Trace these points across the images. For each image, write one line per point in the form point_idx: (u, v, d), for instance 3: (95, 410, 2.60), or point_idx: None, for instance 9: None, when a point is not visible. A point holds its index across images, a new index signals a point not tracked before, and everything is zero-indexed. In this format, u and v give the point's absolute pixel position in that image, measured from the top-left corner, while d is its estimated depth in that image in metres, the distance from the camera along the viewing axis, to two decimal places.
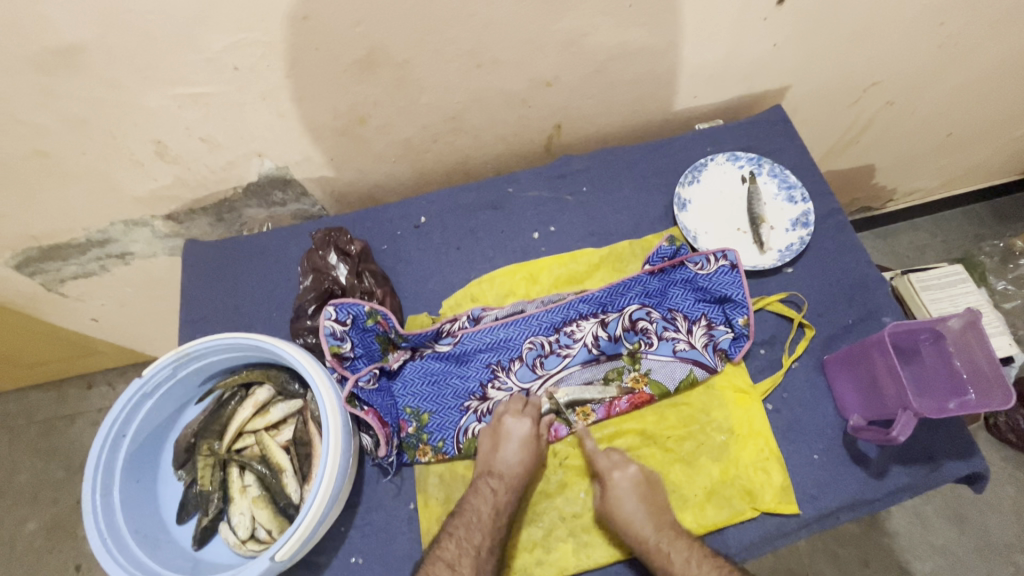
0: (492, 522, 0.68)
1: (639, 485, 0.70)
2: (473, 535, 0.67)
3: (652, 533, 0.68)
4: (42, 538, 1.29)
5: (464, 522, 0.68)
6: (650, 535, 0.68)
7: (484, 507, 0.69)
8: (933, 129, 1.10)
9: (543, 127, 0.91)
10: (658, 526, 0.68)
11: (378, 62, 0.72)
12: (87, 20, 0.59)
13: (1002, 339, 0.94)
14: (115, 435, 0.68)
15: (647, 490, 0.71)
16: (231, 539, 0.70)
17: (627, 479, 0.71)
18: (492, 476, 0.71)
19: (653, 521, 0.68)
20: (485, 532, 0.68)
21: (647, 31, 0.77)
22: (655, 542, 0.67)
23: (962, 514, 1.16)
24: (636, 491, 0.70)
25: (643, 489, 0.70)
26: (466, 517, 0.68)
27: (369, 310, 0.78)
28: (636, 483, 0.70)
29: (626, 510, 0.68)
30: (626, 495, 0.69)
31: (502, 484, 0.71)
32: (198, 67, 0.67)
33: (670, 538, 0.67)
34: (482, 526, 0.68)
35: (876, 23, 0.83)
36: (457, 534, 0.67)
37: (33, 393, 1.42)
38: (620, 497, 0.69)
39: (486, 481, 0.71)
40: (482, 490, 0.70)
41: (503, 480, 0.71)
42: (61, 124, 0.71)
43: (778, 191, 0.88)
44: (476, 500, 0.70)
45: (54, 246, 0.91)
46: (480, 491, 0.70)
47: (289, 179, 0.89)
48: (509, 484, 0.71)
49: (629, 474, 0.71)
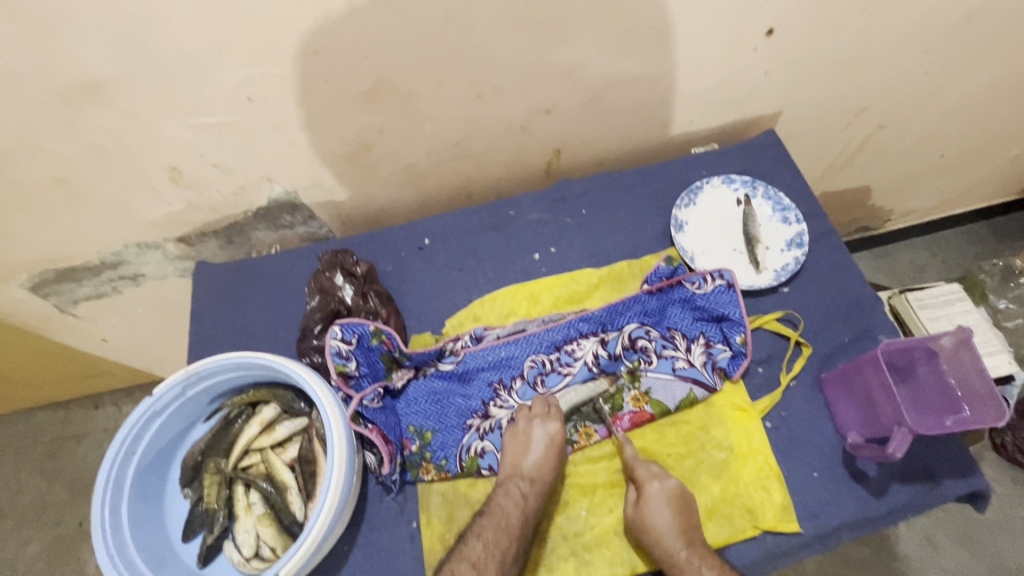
0: (520, 526, 0.69)
1: (674, 498, 0.70)
2: (501, 538, 0.67)
3: (683, 548, 0.68)
4: (45, 559, 1.29)
5: (493, 524, 0.68)
6: (682, 549, 0.68)
7: (514, 510, 0.70)
8: (926, 151, 1.13)
9: (543, 152, 0.94)
10: (690, 542, 0.68)
11: (384, 93, 0.75)
12: (112, 56, 0.63)
13: (1003, 357, 0.94)
14: (125, 452, 0.70)
15: (681, 504, 0.70)
16: (236, 557, 0.71)
17: (663, 491, 0.70)
18: (524, 480, 0.72)
19: (683, 536, 0.68)
20: (513, 534, 0.68)
21: (642, 61, 0.80)
22: (686, 558, 0.67)
23: (972, 536, 1.15)
24: (672, 505, 0.70)
25: (677, 503, 0.70)
26: (495, 518, 0.69)
27: (374, 330, 0.80)
28: (671, 496, 0.70)
29: (661, 522, 0.68)
30: (661, 509, 0.69)
31: (533, 488, 0.72)
32: (213, 98, 0.71)
33: (702, 554, 0.68)
34: (511, 531, 0.68)
35: (863, 52, 0.87)
36: (485, 535, 0.67)
37: (40, 414, 1.43)
38: (653, 508, 0.69)
39: (517, 483, 0.72)
40: (512, 492, 0.71)
41: (534, 490, 0.72)
42: (81, 153, 0.74)
43: (773, 213, 0.90)
44: (506, 501, 0.70)
45: (69, 268, 0.94)
46: (510, 492, 0.71)
47: (297, 203, 0.92)
48: (539, 495, 0.72)
49: (666, 486, 0.70)
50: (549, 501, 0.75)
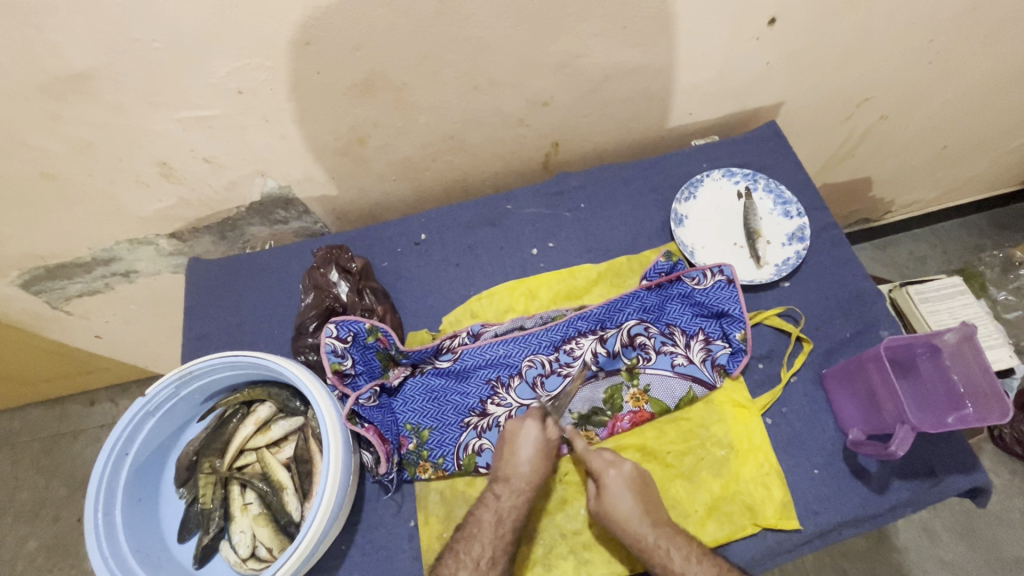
0: (495, 533, 0.69)
1: (634, 482, 0.70)
2: (472, 547, 0.67)
3: (649, 530, 0.68)
4: (43, 556, 1.29)
5: (467, 535, 0.69)
6: (648, 532, 0.68)
7: (488, 517, 0.70)
8: (928, 142, 1.11)
9: (541, 145, 0.93)
10: (656, 522, 0.69)
11: (378, 85, 0.74)
12: (97, 48, 0.61)
13: (1003, 350, 0.93)
14: (118, 454, 0.69)
15: (641, 486, 0.71)
16: (233, 557, 0.70)
17: (621, 476, 0.70)
18: (498, 481, 0.72)
19: (650, 519, 0.68)
20: (487, 543, 0.68)
21: (641, 51, 0.79)
22: (653, 540, 0.67)
23: (970, 528, 1.15)
24: (632, 488, 0.70)
25: (637, 487, 0.70)
26: (469, 530, 0.69)
27: (370, 327, 0.78)
28: (629, 481, 0.70)
29: (623, 506, 0.69)
30: (620, 492, 0.69)
31: (508, 489, 0.71)
32: (202, 92, 0.69)
33: (669, 534, 0.68)
34: (484, 539, 0.68)
35: (866, 42, 0.85)
36: (457, 547, 0.68)
37: (37, 409, 1.42)
38: (613, 494, 0.69)
39: (494, 489, 0.72)
40: (488, 500, 0.71)
41: (510, 490, 0.71)
42: (69, 148, 0.72)
43: (774, 207, 0.89)
44: (481, 510, 0.70)
45: (59, 265, 0.92)
46: (486, 499, 0.71)
47: (290, 198, 0.90)
48: (516, 493, 0.71)
49: (623, 472, 0.71)
50: (546, 499, 0.75)
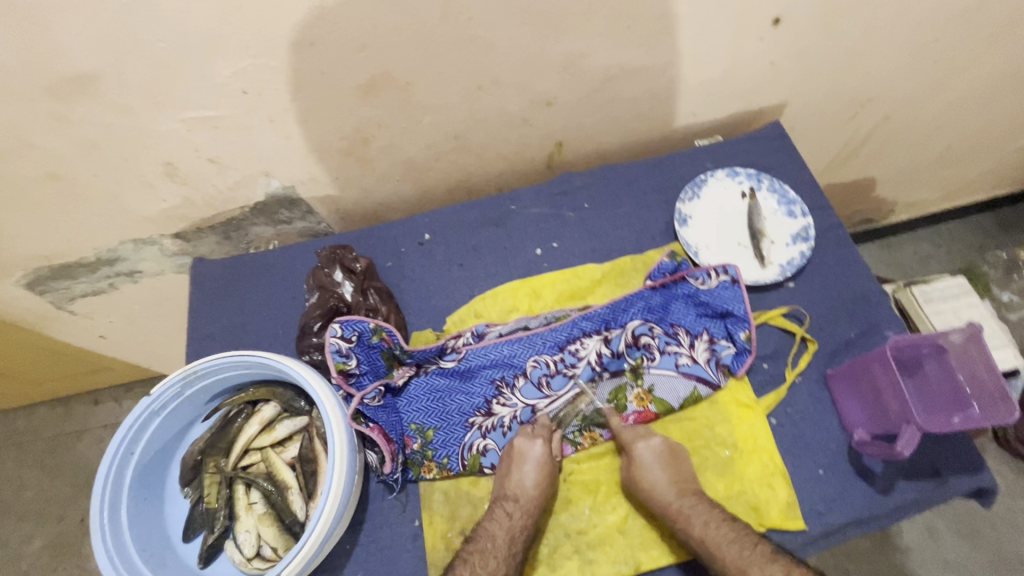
0: (507, 549, 0.68)
1: (662, 454, 0.72)
2: (488, 561, 0.67)
3: (675, 497, 0.69)
4: (47, 555, 1.29)
5: (479, 549, 0.68)
6: (672, 499, 0.69)
7: (500, 532, 0.69)
8: (932, 142, 1.11)
9: (544, 145, 0.93)
10: (681, 492, 0.70)
11: (382, 85, 0.74)
12: (102, 49, 0.61)
13: (1009, 351, 0.93)
14: (123, 453, 0.69)
15: (670, 458, 0.72)
16: (237, 557, 0.70)
17: (650, 449, 0.72)
18: (508, 500, 0.71)
19: (676, 487, 0.70)
20: (500, 559, 0.67)
21: (645, 51, 0.79)
22: (677, 507, 0.69)
23: (974, 529, 1.15)
24: (661, 460, 0.71)
25: (667, 459, 0.72)
26: (481, 543, 0.68)
27: (375, 327, 0.79)
28: (658, 453, 0.72)
29: (651, 476, 0.70)
30: (650, 464, 0.71)
31: (519, 508, 0.70)
32: (207, 92, 0.69)
33: (692, 503, 0.69)
34: (498, 555, 0.67)
35: (870, 41, 0.85)
36: (472, 560, 0.67)
37: (41, 409, 1.43)
38: (643, 465, 0.71)
39: (503, 505, 0.71)
40: (497, 514, 0.70)
41: (520, 509, 0.70)
42: (74, 148, 0.72)
43: (778, 207, 0.89)
44: (492, 525, 0.70)
45: (64, 265, 0.93)
46: (496, 515, 0.70)
47: (295, 198, 0.90)
48: (526, 513, 0.70)
49: (653, 445, 0.72)
50: (551, 499, 0.75)
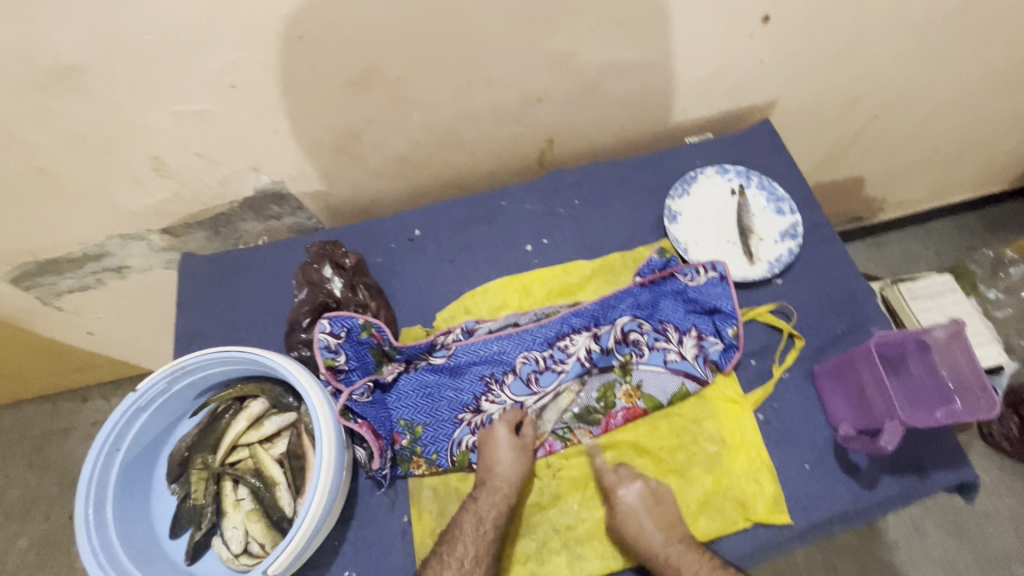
0: (476, 533, 0.69)
1: (646, 499, 0.72)
2: (456, 548, 0.67)
3: (662, 545, 0.69)
4: (34, 553, 1.28)
5: (448, 538, 0.69)
6: (659, 547, 0.69)
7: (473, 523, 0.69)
8: (921, 141, 1.12)
9: (536, 142, 0.93)
10: (669, 539, 0.69)
11: (372, 80, 0.73)
12: (87, 41, 0.60)
13: (992, 348, 0.94)
14: (109, 450, 0.69)
15: (654, 504, 0.71)
16: (224, 553, 0.70)
17: (633, 495, 0.72)
18: (477, 486, 0.72)
19: (663, 534, 0.69)
20: (468, 543, 0.68)
21: (636, 48, 0.79)
22: (664, 556, 0.68)
23: (959, 524, 1.16)
24: (644, 506, 0.71)
25: (651, 504, 0.71)
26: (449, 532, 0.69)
27: (364, 323, 0.79)
28: (642, 498, 0.72)
29: (636, 525, 0.70)
30: (632, 512, 0.71)
31: (497, 496, 0.71)
32: (195, 86, 0.69)
33: (679, 551, 0.68)
34: (467, 539, 0.68)
35: (860, 40, 0.85)
36: (441, 550, 0.68)
37: (27, 407, 1.41)
38: (626, 514, 0.71)
39: (481, 495, 0.71)
40: (475, 505, 0.71)
41: (487, 490, 0.71)
42: (59, 142, 0.71)
43: (767, 204, 0.89)
44: (466, 516, 0.70)
45: (51, 260, 0.92)
46: (472, 505, 0.71)
47: (284, 194, 0.90)
48: (493, 492, 0.71)
49: (635, 490, 0.73)
50: (540, 495, 0.75)
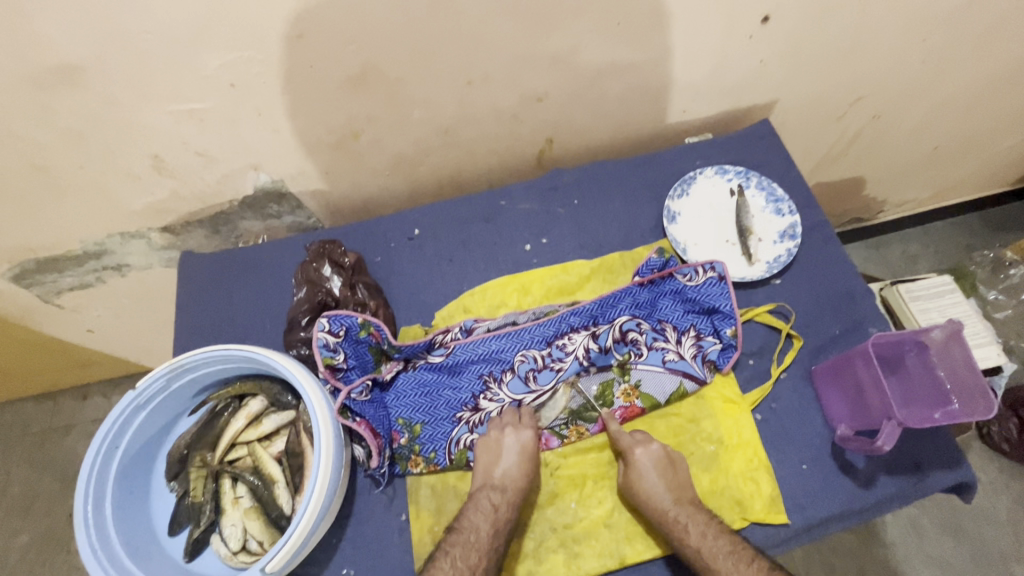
0: (490, 542, 0.68)
1: (661, 461, 0.72)
2: (469, 556, 0.67)
3: (671, 505, 0.69)
4: (35, 550, 1.28)
5: (461, 541, 0.68)
6: (670, 506, 0.69)
7: (483, 525, 0.69)
8: (921, 142, 1.12)
9: (535, 141, 0.93)
10: (678, 500, 0.70)
11: (371, 79, 0.73)
12: (86, 39, 0.61)
13: (991, 349, 0.94)
14: (108, 447, 0.69)
15: (669, 466, 0.72)
16: (222, 551, 0.70)
17: (649, 455, 0.72)
18: (494, 491, 0.72)
19: (673, 494, 0.70)
20: (481, 552, 0.67)
21: (635, 48, 0.79)
22: (674, 515, 0.69)
23: (957, 524, 1.17)
24: (659, 467, 0.71)
25: (665, 465, 0.72)
26: (464, 535, 0.68)
27: (362, 322, 0.79)
28: (657, 460, 0.72)
29: (649, 483, 0.70)
30: (648, 471, 0.71)
31: (504, 500, 0.71)
32: (194, 84, 0.69)
33: (689, 512, 0.69)
34: (480, 548, 0.68)
35: (859, 40, 0.85)
36: (454, 552, 0.67)
37: (28, 405, 1.42)
38: (641, 471, 0.71)
39: (489, 496, 0.71)
40: (482, 506, 0.71)
41: (506, 501, 0.71)
42: (59, 140, 0.72)
43: (766, 204, 0.89)
44: (476, 517, 0.70)
45: (51, 258, 0.92)
46: (481, 506, 0.71)
47: (284, 192, 0.90)
48: (511, 505, 0.71)
49: (651, 450, 0.72)
50: (538, 494, 0.76)
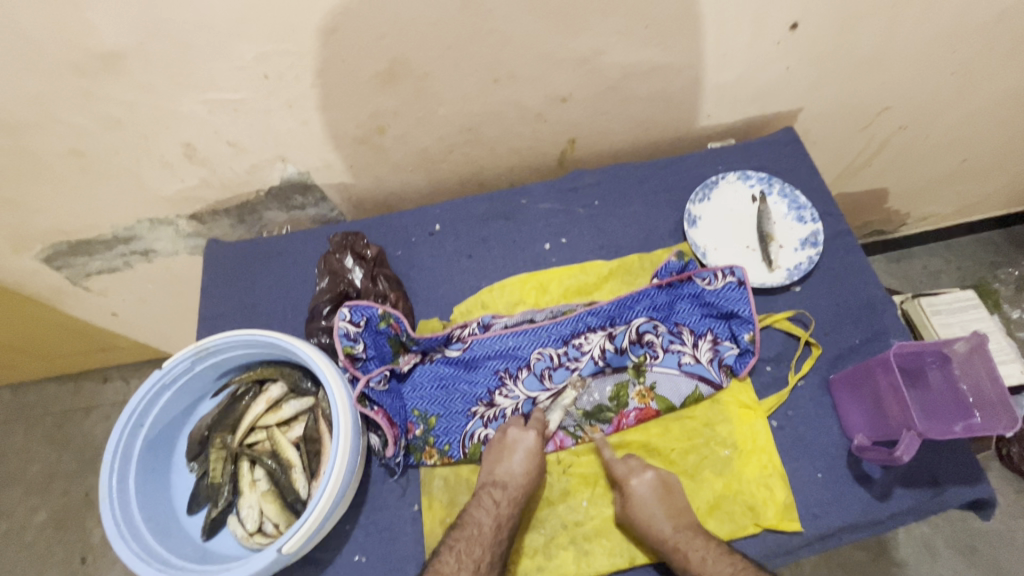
0: (492, 537, 0.69)
1: (657, 489, 0.71)
2: (473, 550, 0.67)
3: (670, 533, 0.69)
4: (51, 528, 1.31)
5: (465, 536, 0.68)
6: (669, 534, 0.69)
7: (486, 520, 0.70)
8: (948, 154, 1.10)
9: (557, 142, 0.93)
10: (677, 526, 0.69)
11: (399, 74, 0.75)
12: (128, 28, 0.63)
13: (1015, 366, 0.92)
14: (133, 425, 0.71)
15: (664, 492, 0.71)
16: (239, 531, 0.72)
17: (644, 484, 0.71)
18: (496, 487, 0.71)
19: (670, 522, 0.69)
20: (485, 546, 0.68)
21: (662, 51, 0.79)
22: (673, 543, 0.68)
23: (971, 546, 1.14)
24: (655, 495, 0.71)
25: (661, 493, 0.71)
26: (467, 530, 0.69)
27: (383, 313, 0.79)
28: (653, 489, 0.71)
29: (649, 511, 0.69)
30: (644, 499, 0.70)
31: (505, 496, 0.71)
32: (229, 75, 0.70)
33: (687, 537, 0.68)
34: (483, 542, 0.68)
35: (888, 49, 0.85)
36: (458, 547, 0.67)
37: (50, 385, 1.45)
38: (640, 501, 0.70)
39: (490, 492, 0.71)
40: (484, 502, 0.71)
41: (507, 497, 0.71)
42: (97, 125, 0.74)
43: (788, 211, 0.89)
44: (479, 512, 0.70)
45: (82, 241, 0.95)
46: (483, 502, 0.71)
47: (309, 184, 0.92)
48: (512, 501, 0.71)
49: (646, 479, 0.72)
50: (550, 490, 0.76)
